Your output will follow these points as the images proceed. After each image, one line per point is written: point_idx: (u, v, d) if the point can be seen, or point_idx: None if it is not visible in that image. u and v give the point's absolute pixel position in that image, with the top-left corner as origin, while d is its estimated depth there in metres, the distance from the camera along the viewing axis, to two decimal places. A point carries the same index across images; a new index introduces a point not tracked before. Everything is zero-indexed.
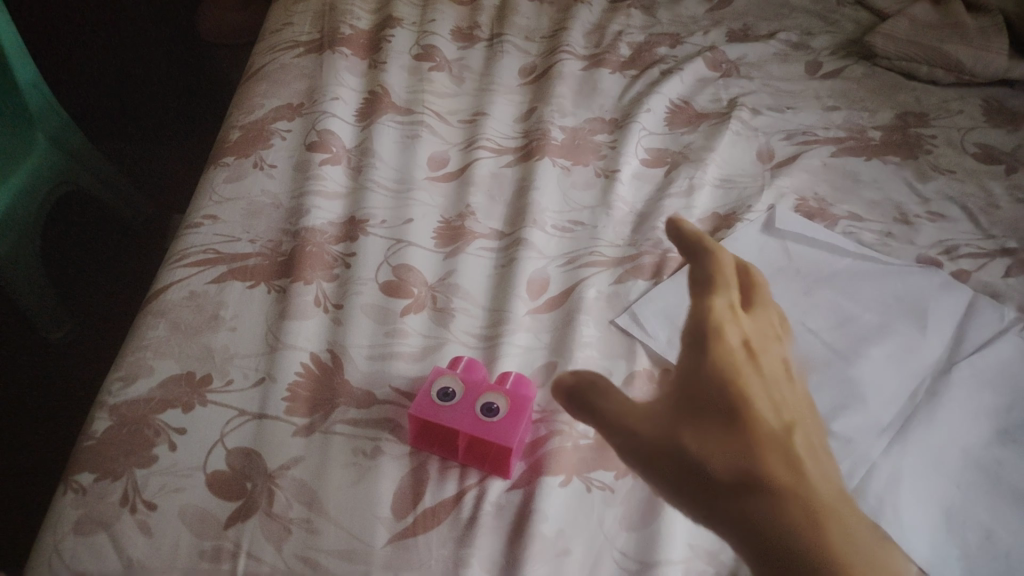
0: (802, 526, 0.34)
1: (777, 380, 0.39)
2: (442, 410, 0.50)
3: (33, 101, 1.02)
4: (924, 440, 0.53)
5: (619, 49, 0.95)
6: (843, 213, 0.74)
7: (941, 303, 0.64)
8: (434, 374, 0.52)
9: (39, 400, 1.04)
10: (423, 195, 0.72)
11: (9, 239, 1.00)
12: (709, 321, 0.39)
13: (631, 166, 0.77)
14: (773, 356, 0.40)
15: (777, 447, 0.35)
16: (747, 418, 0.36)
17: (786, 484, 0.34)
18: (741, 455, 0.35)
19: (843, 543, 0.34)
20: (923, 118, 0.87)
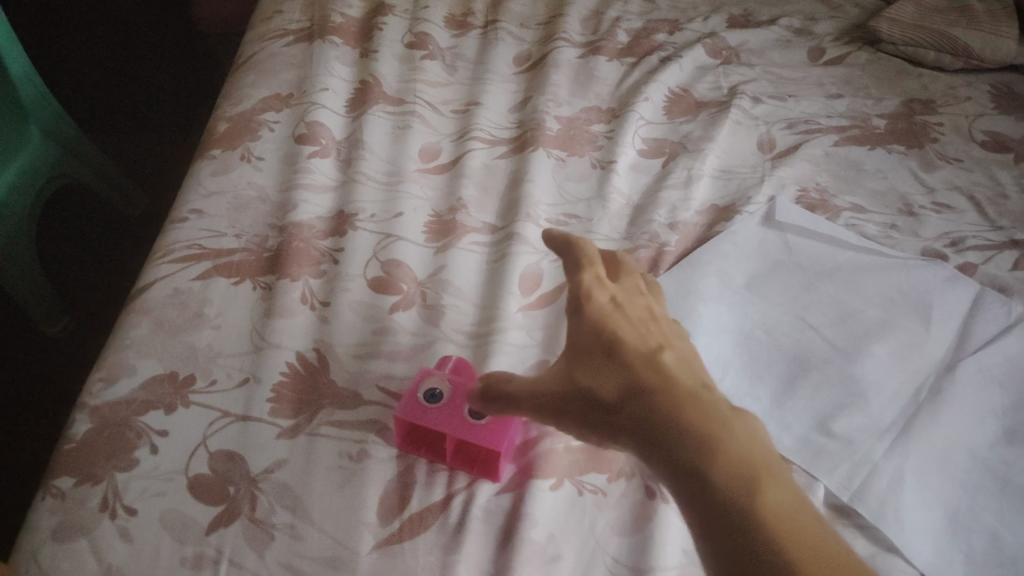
0: (680, 410, 0.38)
1: (647, 323, 0.45)
2: (428, 414, 0.49)
3: (26, 93, 0.99)
4: (927, 441, 0.51)
5: (616, 36, 0.93)
6: (846, 204, 0.72)
7: (945, 297, 0.62)
8: (421, 374, 0.51)
9: (42, 397, 1.03)
10: (415, 188, 0.70)
11: (4, 236, 0.98)
12: (577, 287, 0.46)
13: (628, 156, 0.75)
14: (641, 304, 0.47)
15: (649, 368, 0.41)
16: (621, 349, 0.42)
17: (662, 391, 0.39)
18: (621, 381, 0.40)
19: (719, 418, 0.38)
20: (929, 105, 0.85)
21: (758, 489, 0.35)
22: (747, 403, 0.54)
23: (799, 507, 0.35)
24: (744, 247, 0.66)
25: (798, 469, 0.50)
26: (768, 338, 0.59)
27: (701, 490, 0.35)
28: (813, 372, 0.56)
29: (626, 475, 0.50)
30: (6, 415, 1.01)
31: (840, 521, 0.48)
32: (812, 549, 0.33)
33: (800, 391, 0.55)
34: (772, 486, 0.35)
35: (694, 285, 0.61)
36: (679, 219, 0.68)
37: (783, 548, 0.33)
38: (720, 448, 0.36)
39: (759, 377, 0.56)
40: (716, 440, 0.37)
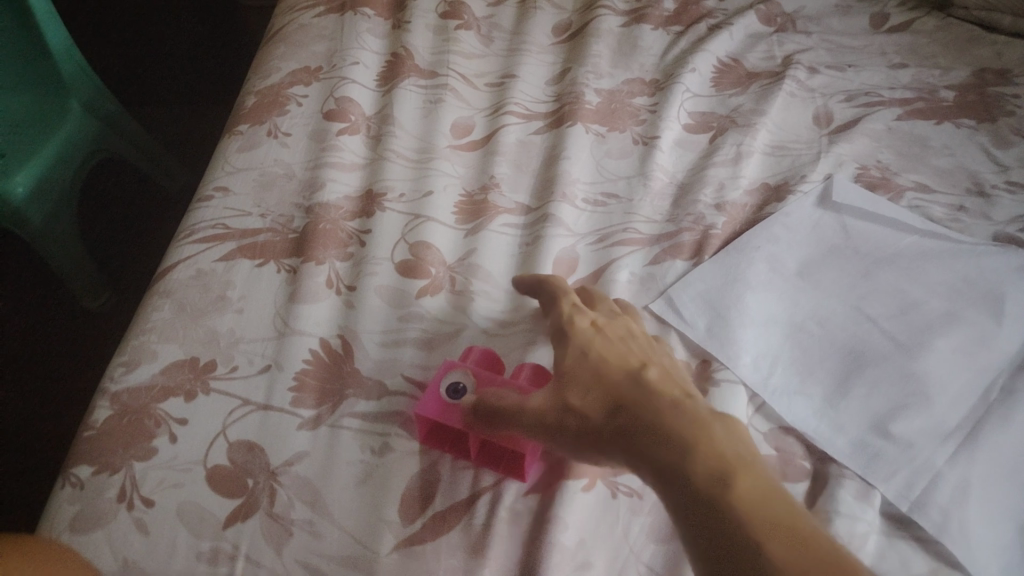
0: (660, 418, 0.39)
1: (630, 344, 0.46)
2: (448, 411, 0.47)
3: (68, 68, 0.99)
4: (996, 447, 0.47)
5: (663, 2, 0.88)
6: (909, 183, 0.67)
7: (1020, 288, 0.57)
8: (443, 368, 0.50)
9: (87, 373, 1.03)
10: (445, 166, 0.67)
11: (47, 210, 0.96)
12: (560, 317, 0.48)
13: (672, 132, 0.70)
14: (623, 325, 0.48)
15: (632, 384, 0.42)
16: (603, 371, 0.43)
17: (642, 403, 0.40)
18: (604, 399, 0.41)
19: (697, 420, 0.38)
20: (1004, 75, 0.78)
21: (734, 479, 0.34)
22: (798, 401, 0.50)
23: (779, 495, 0.34)
24: (797, 230, 0.61)
25: (851, 475, 0.46)
26: (821, 330, 0.55)
27: (682, 491, 0.35)
28: (870, 368, 0.52)
29: None
30: (52, 390, 1.01)
31: (897, 534, 0.44)
32: (794, 536, 0.32)
33: (854, 389, 0.51)
34: (749, 477, 0.35)
35: (740, 272, 0.57)
36: (726, 199, 0.64)
37: (758, 532, 0.32)
38: (696, 447, 0.36)
39: (810, 372, 0.52)
40: (692, 439, 0.37)
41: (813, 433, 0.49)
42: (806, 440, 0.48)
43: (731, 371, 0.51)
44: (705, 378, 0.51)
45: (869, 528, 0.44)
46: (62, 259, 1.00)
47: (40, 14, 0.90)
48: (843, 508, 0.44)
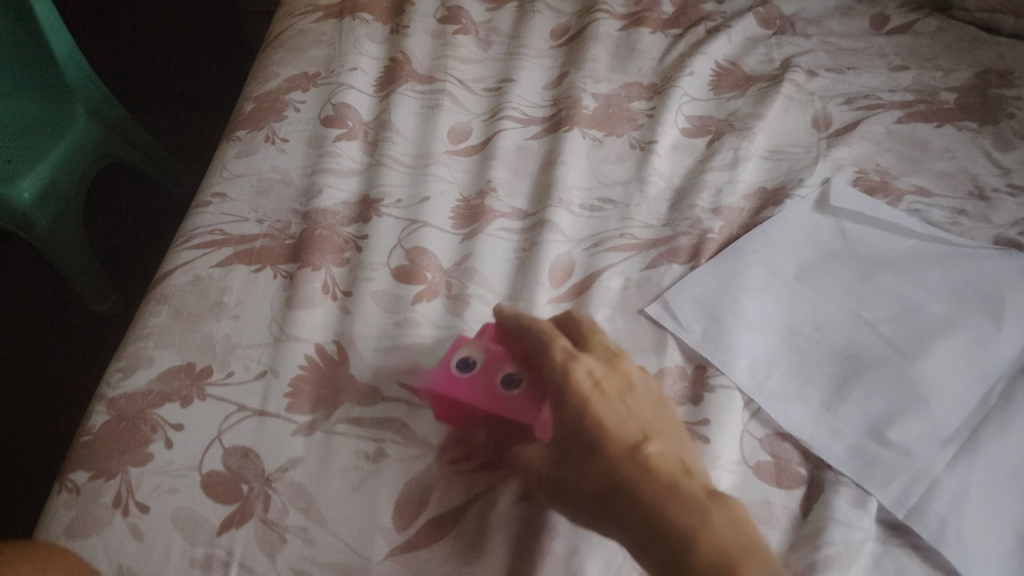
0: (652, 503, 0.38)
1: (629, 402, 0.44)
2: (460, 382, 0.49)
3: (71, 72, 0.98)
4: (997, 452, 0.46)
5: (661, 6, 0.87)
6: (909, 186, 0.66)
7: (1021, 292, 0.56)
8: (454, 344, 0.51)
9: (89, 377, 1.04)
10: (443, 171, 0.67)
11: (52, 213, 0.96)
12: (555, 372, 0.45)
13: (670, 136, 0.70)
14: (622, 378, 0.46)
15: (627, 458, 0.40)
16: (600, 444, 0.41)
17: (636, 484, 0.39)
18: (598, 477, 0.41)
19: (692, 502, 0.38)
20: (1007, 76, 0.77)
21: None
22: (794, 406, 0.50)
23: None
24: (796, 233, 0.61)
25: (848, 482, 0.46)
26: (818, 334, 0.54)
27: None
28: (868, 373, 0.51)
29: None
30: (56, 394, 1.02)
31: (893, 541, 0.44)
32: None
33: (852, 394, 0.51)
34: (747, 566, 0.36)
35: (737, 276, 0.57)
36: (723, 203, 0.64)
37: None
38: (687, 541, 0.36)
39: (807, 377, 0.52)
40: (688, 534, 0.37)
41: (808, 438, 0.48)
42: (802, 446, 0.48)
43: (727, 377, 0.51)
44: (701, 384, 0.51)
45: (865, 536, 0.43)
46: (72, 263, 1.00)
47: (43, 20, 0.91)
48: (838, 515, 0.44)
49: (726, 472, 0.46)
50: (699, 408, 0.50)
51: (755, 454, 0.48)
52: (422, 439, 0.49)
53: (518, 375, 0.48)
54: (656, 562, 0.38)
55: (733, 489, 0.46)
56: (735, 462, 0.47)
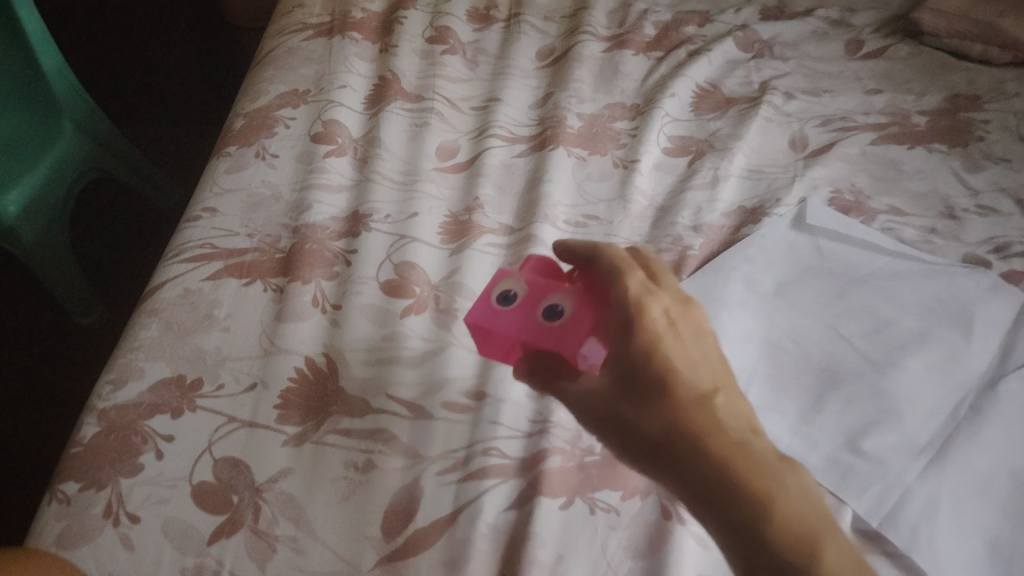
0: (723, 457, 0.35)
1: (698, 345, 0.41)
2: (501, 314, 0.47)
3: (59, 87, 0.98)
4: (966, 462, 0.48)
5: (644, 29, 0.90)
6: (882, 206, 0.69)
7: (988, 308, 0.59)
8: (496, 277, 0.49)
9: (73, 391, 1.03)
10: (431, 187, 0.68)
11: (38, 228, 0.96)
12: (625, 300, 0.42)
13: (652, 155, 0.72)
14: (693, 320, 0.42)
15: (702, 408, 0.37)
16: (671, 386, 0.38)
17: (711, 438, 0.36)
18: (666, 418, 0.37)
19: (767, 465, 0.35)
20: (976, 101, 0.80)
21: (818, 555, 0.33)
22: (772, 418, 0.52)
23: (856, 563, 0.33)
24: (773, 250, 0.63)
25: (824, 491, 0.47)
26: (796, 348, 0.56)
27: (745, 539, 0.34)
28: (844, 386, 0.53)
29: (641, 493, 0.48)
30: (40, 407, 1.02)
31: (867, 549, 0.45)
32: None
33: (828, 406, 0.52)
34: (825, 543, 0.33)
35: (717, 291, 0.59)
36: (704, 220, 0.65)
37: None
38: (763, 508, 0.34)
39: (785, 390, 0.53)
40: (764, 497, 0.34)
41: (786, 449, 0.50)
42: None
43: None
44: None
45: None
46: (57, 277, 1.00)
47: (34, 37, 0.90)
48: None
49: None
50: None
51: None
52: (411, 451, 0.50)
53: (561, 307, 0.46)
54: (720, 520, 0.35)
55: None
56: None
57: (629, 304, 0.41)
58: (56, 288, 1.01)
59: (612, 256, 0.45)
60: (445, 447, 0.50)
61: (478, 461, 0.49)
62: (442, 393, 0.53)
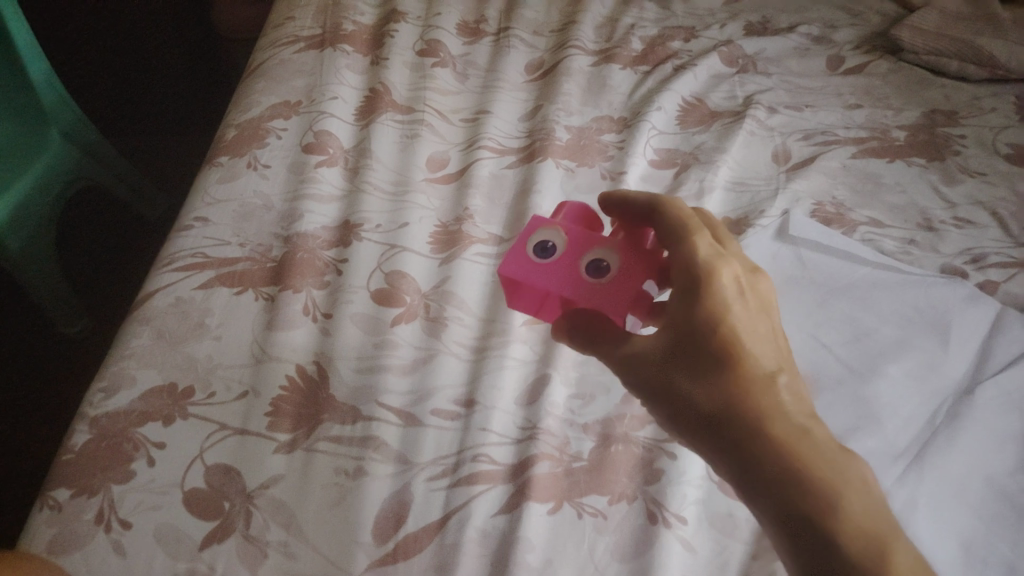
0: (781, 438, 0.38)
1: (762, 322, 0.44)
2: (540, 267, 0.51)
3: (48, 98, 0.98)
4: (943, 467, 0.50)
5: (630, 44, 0.91)
6: (863, 218, 0.70)
7: (964, 318, 0.60)
8: (533, 228, 0.53)
9: (59, 401, 1.03)
10: (421, 198, 0.69)
11: (24, 235, 0.96)
12: (695, 271, 0.43)
13: (639, 167, 0.74)
14: (761, 293, 0.45)
15: (765, 388, 0.40)
16: (737, 362, 0.41)
17: (774, 420, 0.39)
18: (728, 397, 0.40)
19: (829, 454, 0.38)
20: (952, 116, 0.83)
21: (886, 553, 0.35)
22: None
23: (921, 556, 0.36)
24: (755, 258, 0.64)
25: None
26: None
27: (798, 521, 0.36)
28: (827, 392, 0.54)
29: (628, 497, 0.49)
30: (25, 417, 1.01)
31: None
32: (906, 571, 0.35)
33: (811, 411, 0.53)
34: (890, 538, 0.36)
35: None
36: None
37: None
38: (826, 496, 0.37)
39: None
40: (831, 486, 0.37)
41: None
42: None
43: None
44: None
45: None
46: (43, 288, 1.00)
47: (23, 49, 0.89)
48: None
49: (692, 487, 0.50)
50: None
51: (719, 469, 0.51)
52: (401, 457, 0.51)
53: (601, 264, 0.50)
54: (772, 500, 0.37)
55: (698, 503, 0.49)
56: (701, 477, 0.51)
57: (698, 274, 0.43)
58: (41, 299, 1.00)
59: (682, 225, 0.46)
60: (434, 453, 0.51)
61: (467, 467, 0.50)
62: (432, 400, 0.54)
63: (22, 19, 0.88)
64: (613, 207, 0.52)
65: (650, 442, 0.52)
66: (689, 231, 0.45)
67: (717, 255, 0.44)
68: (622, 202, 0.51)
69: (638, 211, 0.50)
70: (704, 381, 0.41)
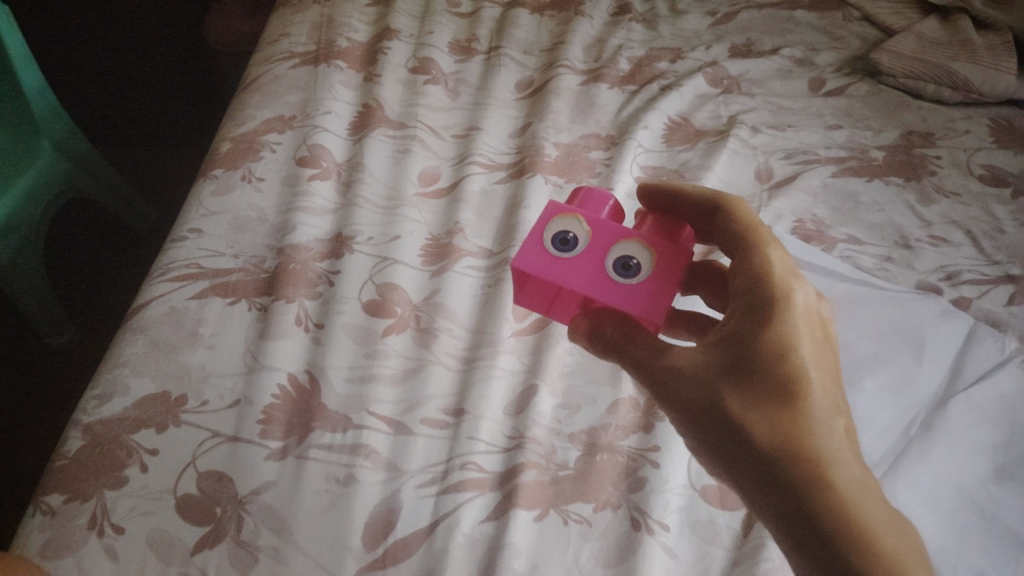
0: (836, 490, 0.36)
1: (827, 355, 0.42)
2: (561, 263, 0.49)
3: (40, 110, 0.96)
4: (915, 476, 0.52)
5: (618, 64, 0.93)
6: (842, 236, 0.72)
7: (939, 331, 0.62)
8: (548, 220, 0.51)
9: (48, 410, 1.03)
10: (412, 212, 0.71)
11: (12, 246, 0.95)
12: (769, 290, 0.42)
13: (626, 184, 0.75)
14: (824, 325, 0.43)
15: (822, 427, 0.38)
16: (798, 397, 0.39)
17: (830, 463, 0.37)
18: (781, 431, 0.38)
19: (890, 516, 0.36)
20: (928, 138, 0.85)
21: None
22: None
23: None
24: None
25: None
26: None
27: None
28: None
29: (612, 505, 0.51)
30: (13, 426, 1.01)
31: None
32: None
33: None
34: None
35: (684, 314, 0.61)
36: None
37: None
38: (880, 560, 0.34)
39: None
40: (887, 555, 0.34)
41: None
42: None
43: None
44: (652, 415, 0.56)
45: None
46: (30, 297, 0.99)
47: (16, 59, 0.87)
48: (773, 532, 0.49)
49: (674, 495, 0.52)
50: (650, 436, 0.55)
51: (700, 478, 0.53)
52: (391, 465, 0.52)
53: (629, 263, 0.49)
54: (818, 554, 0.35)
55: (681, 510, 0.51)
56: (683, 485, 0.52)
57: (772, 293, 0.42)
58: (28, 311, 1.00)
59: (752, 238, 0.45)
60: (423, 462, 0.52)
61: (455, 474, 0.51)
62: (422, 410, 0.55)
63: (14, 25, 0.86)
64: (660, 202, 0.53)
65: (634, 451, 0.54)
66: (759, 248, 0.45)
67: (790, 279, 0.43)
68: (675, 194, 0.52)
69: (695, 209, 0.51)
70: (760, 412, 0.39)
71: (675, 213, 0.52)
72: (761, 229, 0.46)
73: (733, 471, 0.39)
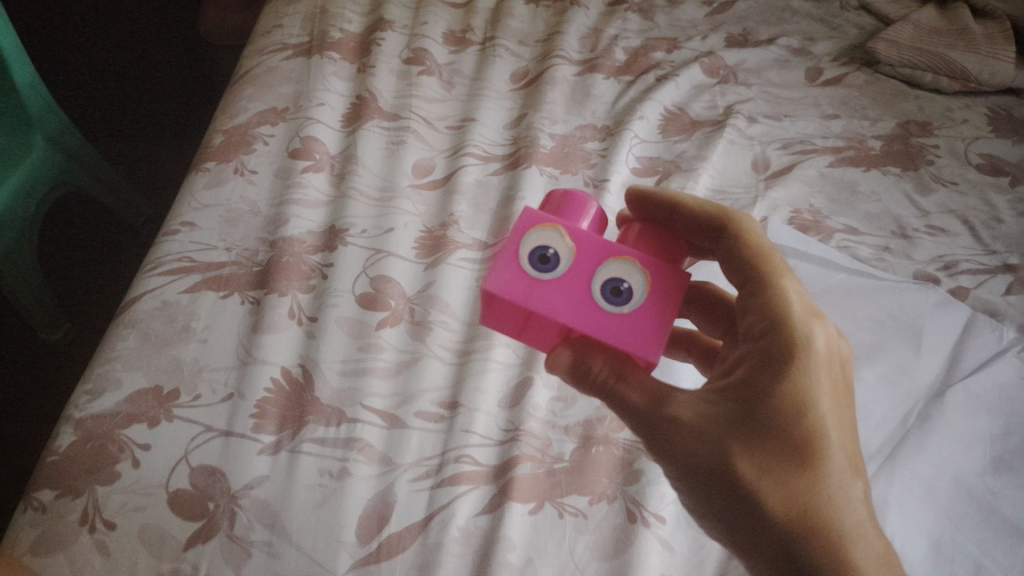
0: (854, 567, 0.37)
1: (845, 407, 0.42)
2: (544, 284, 0.45)
3: (32, 102, 0.93)
4: (912, 467, 0.52)
5: (613, 54, 0.93)
6: (839, 226, 0.72)
7: (937, 323, 0.61)
8: (524, 229, 0.46)
9: (43, 405, 1.03)
10: (407, 204, 0.70)
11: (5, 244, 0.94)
12: (789, 337, 0.42)
13: (622, 175, 0.75)
14: (841, 367, 0.44)
15: (842, 497, 0.39)
16: (814, 465, 0.39)
17: (846, 537, 0.38)
18: (801, 505, 0.38)
19: None
20: (926, 127, 0.85)
21: None
22: None
23: None
24: (721, 281, 0.68)
25: None
26: None
27: None
28: None
29: (608, 497, 0.50)
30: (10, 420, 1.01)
31: None
32: None
33: None
34: None
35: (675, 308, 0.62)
36: None
37: None
38: None
39: None
40: None
41: None
42: None
43: None
44: None
45: None
46: (26, 295, 0.99)
47: (10, 57, 0.84)
48: None
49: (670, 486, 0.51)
50: None
51: None
52: (385, 458, 0.51)
53: (618, 288, 0.45)
54: None
55: (676, 502, 0.51)
56: None
57: (792, 341, 0.42)
58: (26, 309, 1.00)
59: (766, 270, 0.45)
60: (418, 455, 0.52)
61: (450, 468, 0.51)
62: (416, 403, 0.55)
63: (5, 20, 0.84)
64: (652, 209, 0.52)
65: (630, 443, 0.54)
66: (774, 286, 0.44)
67: (810, 327, 0.43)
68: (673, 207, 0.51)
69: (695, 223, 0.50)
70: (775, 480, 0.39)
71: (670, 223, 0.51)
72: (770, 259, 0.46)
73: (740, 534, 0.39)
